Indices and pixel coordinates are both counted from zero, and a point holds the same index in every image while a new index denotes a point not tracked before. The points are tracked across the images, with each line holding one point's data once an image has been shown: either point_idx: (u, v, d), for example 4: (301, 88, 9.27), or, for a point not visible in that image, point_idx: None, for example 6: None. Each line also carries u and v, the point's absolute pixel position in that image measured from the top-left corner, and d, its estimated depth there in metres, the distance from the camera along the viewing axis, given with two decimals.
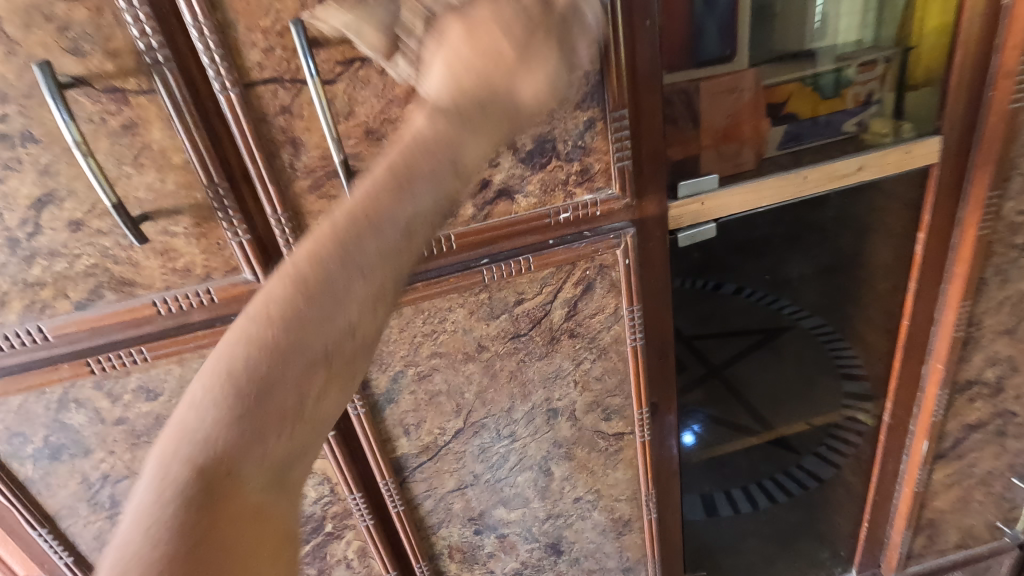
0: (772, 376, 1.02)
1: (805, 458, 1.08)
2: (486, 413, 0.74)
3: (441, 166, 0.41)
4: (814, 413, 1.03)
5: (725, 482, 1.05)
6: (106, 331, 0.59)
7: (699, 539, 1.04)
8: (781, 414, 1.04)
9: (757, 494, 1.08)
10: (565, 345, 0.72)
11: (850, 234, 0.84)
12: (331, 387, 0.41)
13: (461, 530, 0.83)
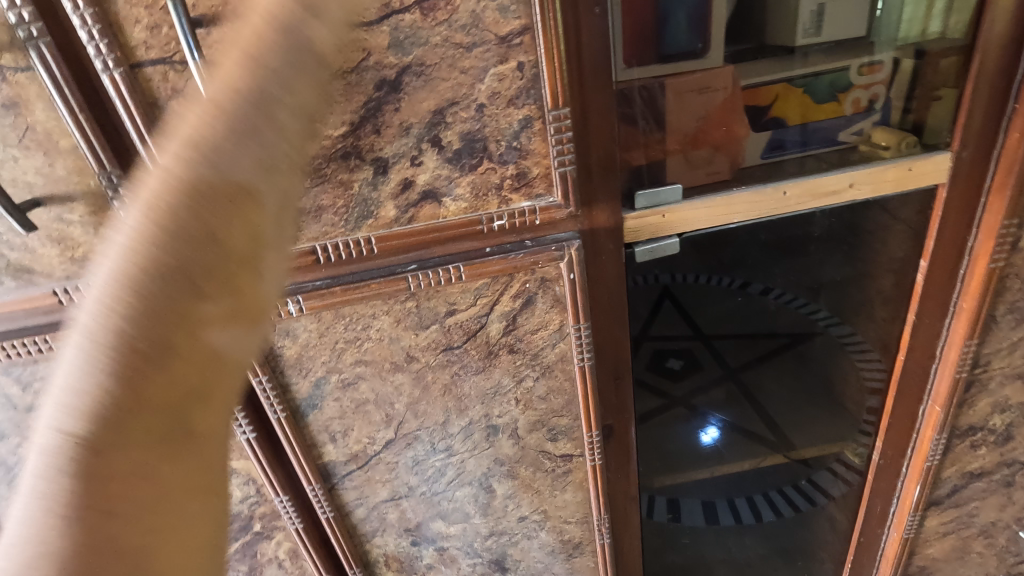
0: (792, 386, 0.86)
1: (817, 473, 0.94)
2: (419, 425, 0.69)
3: (269, 192, 0.28)
4: (830, 429, 0.90)
5: (728, 490, 0.94)
6: (11, 317, 0.57)
7: (689, 544, 0.97)
8: (797, 426, 0.90)
9: (760, 517, 0.97)
10: (504, 360, 0.66)
11: (845, 256, 0.75)
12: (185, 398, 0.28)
13: (397, 540, 0.79)
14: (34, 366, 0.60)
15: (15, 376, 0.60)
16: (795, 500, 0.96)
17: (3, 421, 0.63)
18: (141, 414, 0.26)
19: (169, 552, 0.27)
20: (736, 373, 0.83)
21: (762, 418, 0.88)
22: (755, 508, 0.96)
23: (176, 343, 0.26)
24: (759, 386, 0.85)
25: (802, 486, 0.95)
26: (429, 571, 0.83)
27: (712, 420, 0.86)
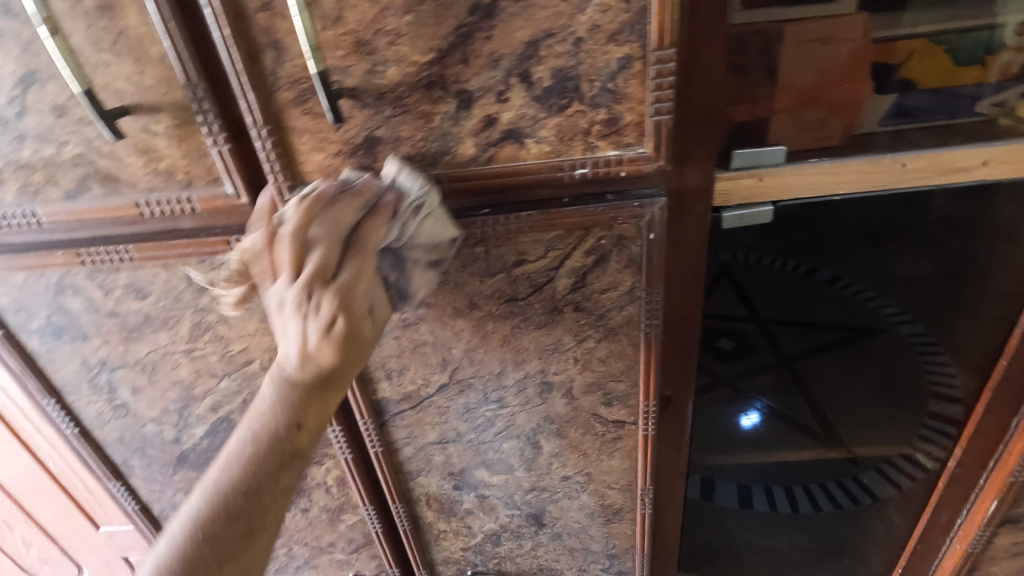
0: (850, 382, 0.80)
1: (864, 472, 0.89)
2: (475, 372, 0.69)
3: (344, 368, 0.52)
4: (887, 434, 0.85)
5: (767, 478, 0.90)
6: (97, 223, 0.59)
7: (719, 528, 0.96)
8: (853, 426, 0.84)
9: (796, 507, 0.94)
10: (568, 318, 0.64)
11: (961, 237, 0.67)
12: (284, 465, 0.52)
13: (440, 482, 0.80)
14: (115, 274, 0.62)
15: (97, 282, 0.63)
16: (837, 496, 0.92)
17: (85, 323, 0.66)
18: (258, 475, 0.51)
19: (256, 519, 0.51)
20: (790, 359, 0.77)
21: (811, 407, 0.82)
22: (792, 499, 0.93)
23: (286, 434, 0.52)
24: (815, 374, 0.79)
25: (847, 486, 0.91)
26: (468, 516, 0.85)
27: (756, 405, 0.81)
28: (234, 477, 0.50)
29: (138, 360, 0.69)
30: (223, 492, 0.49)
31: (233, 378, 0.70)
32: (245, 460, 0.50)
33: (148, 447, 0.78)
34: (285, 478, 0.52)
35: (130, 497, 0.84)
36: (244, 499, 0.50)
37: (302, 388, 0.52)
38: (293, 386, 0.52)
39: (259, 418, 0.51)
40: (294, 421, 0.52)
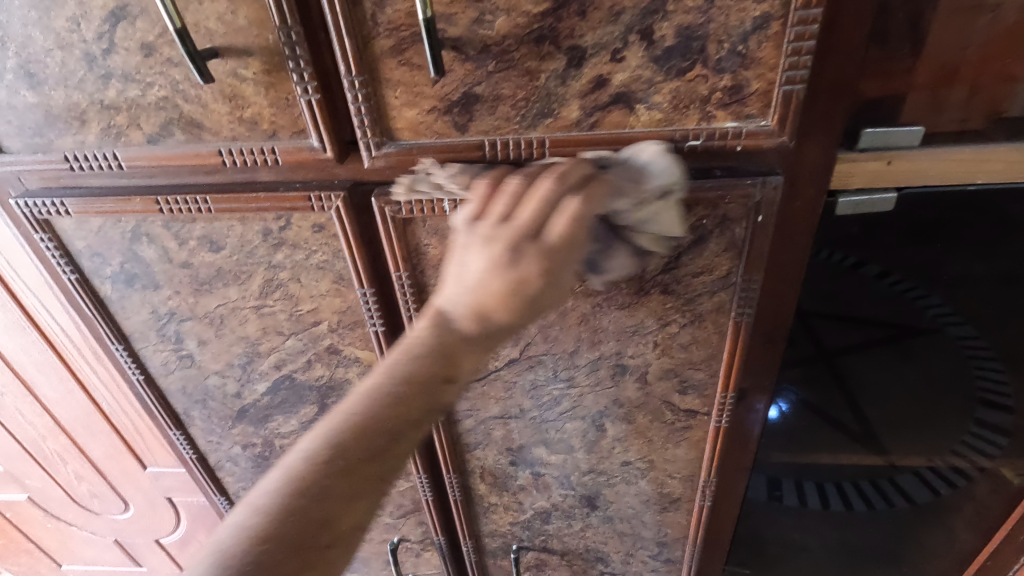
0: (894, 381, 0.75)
1: (901, 474, 0.85)
2: (547, 350, 0.66)
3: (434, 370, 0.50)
4: (927, 438, 0.81)
5: (801, 472, 0.85)
6: (177, 171, 0.57)
7: (754, 523, 0.93)
8: (895, 431, 0.80)
9: (827, 506, 0.89)
10: (654, 300, 0.60)
11: None
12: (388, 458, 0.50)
13: (497, 457, 0.79)
14: (191, 224, 0.61)
15: (172, 232, 0.61)
16: (869, 496, 0.88)
17: (158, 272, 0.65)
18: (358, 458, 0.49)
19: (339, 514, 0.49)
20: (831, 357, 0.69)
21: (850, 409, 0.76)
22: (825, 496, 0.88)
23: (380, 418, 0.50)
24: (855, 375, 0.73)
25: (884, 489, 0.87)
26: (521, 492, 0.83)
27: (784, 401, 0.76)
28: (318, 461, 0.48)
29: (207, 313, 0.68)
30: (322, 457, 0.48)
31: (300, 338, 0.69)
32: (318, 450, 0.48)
33: (210, 399, 0.78)
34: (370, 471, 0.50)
35: (189, 446, 0.85)
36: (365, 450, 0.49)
37: (456, 347, 0.50)
38: (419, 356, 0.50)
39: (359, 399, 0.50)
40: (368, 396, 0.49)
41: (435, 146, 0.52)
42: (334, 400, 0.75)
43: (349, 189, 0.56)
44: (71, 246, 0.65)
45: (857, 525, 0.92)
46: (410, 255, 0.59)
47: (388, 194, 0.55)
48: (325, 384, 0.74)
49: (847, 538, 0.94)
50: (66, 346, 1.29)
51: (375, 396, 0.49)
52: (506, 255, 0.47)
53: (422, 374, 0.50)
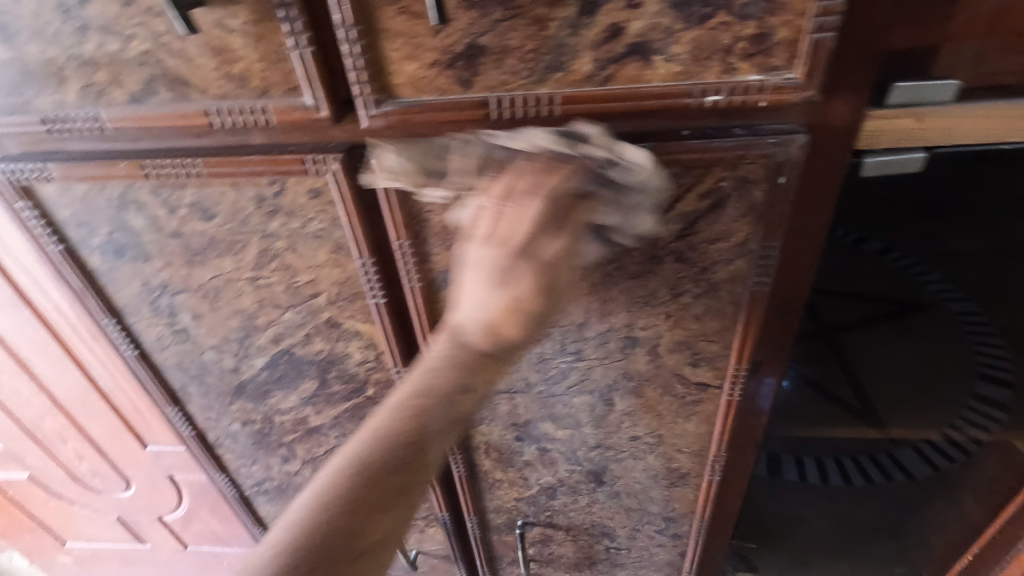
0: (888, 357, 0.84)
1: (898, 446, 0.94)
2: (555, 322, 0.63)
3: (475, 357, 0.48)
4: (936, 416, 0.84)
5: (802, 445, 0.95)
6: (164, 133, 0.54)
7: (756, 494, 1.02)
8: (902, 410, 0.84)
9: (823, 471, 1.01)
10: (667, 269, 0.58)
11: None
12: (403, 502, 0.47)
13: (502, 432, 0.77)
14: (181, 191, 0.58)
15: (162, 199, 0.58)
16: (860, 457, 1.00)
17: (148, 243, 0.62)
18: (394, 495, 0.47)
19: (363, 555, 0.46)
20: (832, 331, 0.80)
21: (853, 384, 0.82)
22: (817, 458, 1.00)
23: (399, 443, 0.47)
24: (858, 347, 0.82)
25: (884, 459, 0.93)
26: (526, 468, 0.82)
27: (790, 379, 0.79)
28: (315, 513, 0.44)
29: (201, 286, 0.66)
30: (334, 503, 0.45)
31: (298, 311, 0.67)
32: (333, 479, 0.46)
33: (206, 375, 0.76)
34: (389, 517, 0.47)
35: (187, 422, 0.83)
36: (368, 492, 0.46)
37: (473, 354, 0.48)
38: (441, 369, 0.48)
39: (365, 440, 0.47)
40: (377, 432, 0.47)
41: (437, 104, 0.49)
42: (335, 374, 0.73)
43: (346, 151, 0.53)
44: (56, 215, 0.62)
45: (853, 483, 1.02)
46: (412, 221, 0.56)
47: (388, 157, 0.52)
48: (325, 359, 0.71)
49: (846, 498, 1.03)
50: (60, 324, 1.27)
51: (383, 442, 0.46)
52: (500, 269, 0.45)
53: (459, 372, 0.48)
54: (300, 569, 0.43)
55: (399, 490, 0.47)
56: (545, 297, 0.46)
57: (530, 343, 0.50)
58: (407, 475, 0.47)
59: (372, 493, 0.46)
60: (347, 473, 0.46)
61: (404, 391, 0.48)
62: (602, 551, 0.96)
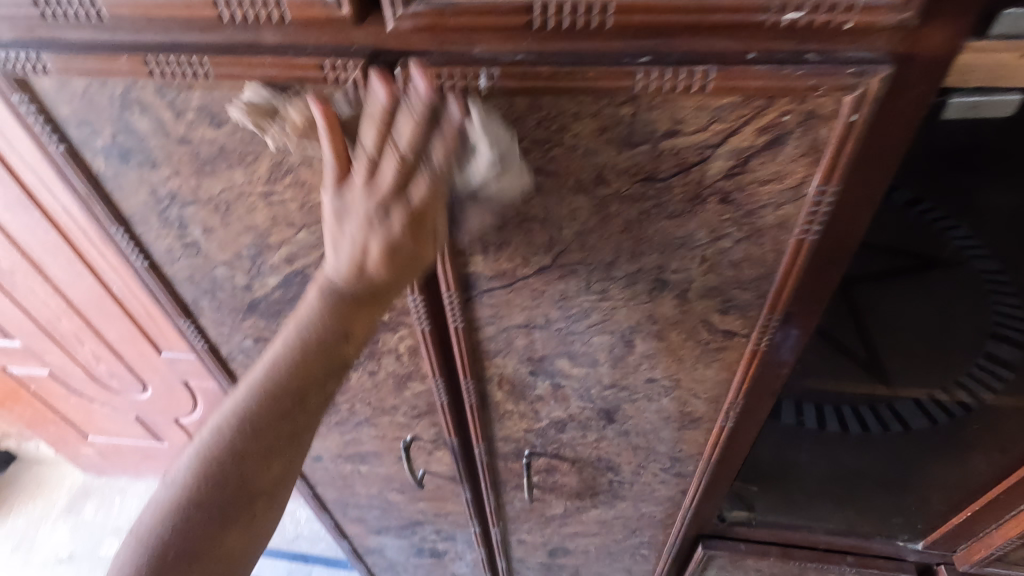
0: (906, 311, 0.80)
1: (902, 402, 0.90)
2: (582, 259, 0.60)
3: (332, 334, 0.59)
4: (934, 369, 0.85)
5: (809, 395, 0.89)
6: (168, 26, 0.49)
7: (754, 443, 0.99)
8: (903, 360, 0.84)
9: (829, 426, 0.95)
10: (710, 210, 0.53)
11: None
12: (274, 450, 0.62)
13: (516, 365, 0.76)
14: (187, 92, 0.53)
15: (167, 102, 0.54)
16: (868, 420, 0.93)
17: (153, 149, 0.58)
18: (272, 441, 0.61)
19: (266, 472, 0.62)
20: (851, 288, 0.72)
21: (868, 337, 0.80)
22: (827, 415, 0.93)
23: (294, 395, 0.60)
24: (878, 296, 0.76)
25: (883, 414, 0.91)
26: (538, 401, 0.81)
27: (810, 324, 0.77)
28: (234, 412, 0.60)
29: (212, 198, 0.62)
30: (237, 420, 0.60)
31: (313, 231, 0.63)
32: (236, 407, 0.60)
33: (218, 290, 0.75)
34: (275, 461, 0.62)
35: (200, 336, 0.83)
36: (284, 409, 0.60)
37: (350, 300, 0.57)
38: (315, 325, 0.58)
39: (247, 395, 0.60)
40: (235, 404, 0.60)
41: (472, 9, 0.43)
42: None
43: (368, 58, 0.48)
44: (54, 112, 0.57)
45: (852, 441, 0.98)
46: None
47: (415, 67, 0.46)
48: None
49: (846, 451, 0.99)
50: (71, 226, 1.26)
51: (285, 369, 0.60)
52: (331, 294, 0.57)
53: (324, 348, 0.59)
54: (224, 484, 0.61)
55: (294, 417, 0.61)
56: (326, 353, 0.59)
57: (379, 306, 0.59)
58: (296, 438, 0.63)
59: (272, 434, 0.61)
60: (242, 407, 0.60)
61: (279, 345, 0.60)
62: (605, 483, 0.98)
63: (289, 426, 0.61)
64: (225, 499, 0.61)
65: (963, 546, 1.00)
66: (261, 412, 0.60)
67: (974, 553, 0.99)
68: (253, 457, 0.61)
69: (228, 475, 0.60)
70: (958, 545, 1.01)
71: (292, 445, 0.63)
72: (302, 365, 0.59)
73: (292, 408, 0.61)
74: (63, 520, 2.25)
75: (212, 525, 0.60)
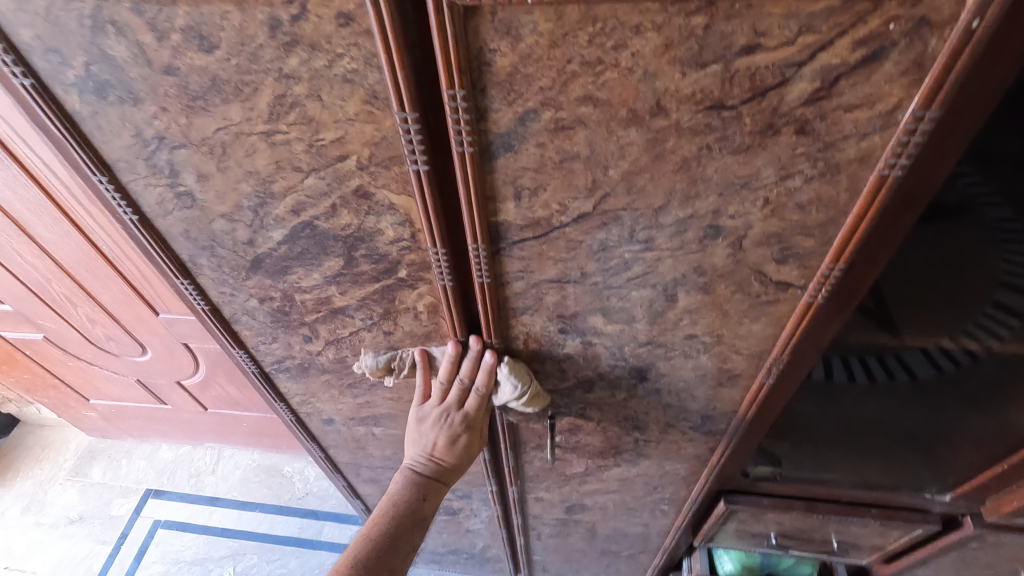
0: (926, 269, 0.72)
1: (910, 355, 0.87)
2: (628, 204, 0.53)
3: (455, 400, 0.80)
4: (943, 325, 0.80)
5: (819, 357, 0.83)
6: None
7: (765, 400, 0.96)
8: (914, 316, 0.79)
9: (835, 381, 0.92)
10: (782, 143, 0.46)
11: None
12: (434, 496, 0.83)
13: (545, 323, 0.70)
14: (170, 8, 0.44)
15: (147, 21, 0.45)
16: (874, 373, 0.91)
17: (135, 80, 0.50)
18: (415, 519, 0.81)
19: (400, 553, 0.78)
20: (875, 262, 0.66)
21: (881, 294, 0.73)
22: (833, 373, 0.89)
23: (414, 505, 0.81)
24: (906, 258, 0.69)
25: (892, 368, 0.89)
26: (566, 360, 0.76)
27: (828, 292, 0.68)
28: (393, 500, 0.81)
29: (205, 140, 0.55)
30: (395, 505, 0.80)
31: (322, 177, 0.56)
32: (392, 508, 0.80)
33: (217, 246, 0.68)
34: (417, 525, 0.81)
35: (199, 296, 0.76)
36: (417, 505, 0.81)
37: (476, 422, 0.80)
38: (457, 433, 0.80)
39: (399, 483, 0.83)
40: (391, 489, 0.82)
41: None
42: (364, 253, 0.64)
43: None
44: (14, 36, 0.49)
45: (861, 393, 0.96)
46: (469, 64, 0.44)
47: None
48: (353, 235, 0.62)
49: (864, 403, 0.97)
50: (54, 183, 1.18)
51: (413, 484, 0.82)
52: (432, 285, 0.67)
53: (474, 420, 0.79)
54: (405, 517, 0.80)
55: (427, 500, 0.82)
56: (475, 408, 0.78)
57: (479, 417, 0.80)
58: (416, 529, 0.81)
59: (405, 517, 0.80)
60: (397, 498, 0.81)
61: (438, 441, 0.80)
62: (630, 442, 0.94)
63: (416, 511, 0.81)
64: (404, 526, 0.79)
65: (992, 498, 0.98)
66: (395, 522, 0.79)
67: (1004, 505, 0.96)
68: (402, 528, 0.79)
69: (404, 525, 0.79)
70: (987, 497, 0.98)
71: (416, 519, 0.81)
72: (440, 450, 0.81)
73: (410, 514, 0.80)
74: (70, 483, 2.24)
75: (382, 547, 0.76)
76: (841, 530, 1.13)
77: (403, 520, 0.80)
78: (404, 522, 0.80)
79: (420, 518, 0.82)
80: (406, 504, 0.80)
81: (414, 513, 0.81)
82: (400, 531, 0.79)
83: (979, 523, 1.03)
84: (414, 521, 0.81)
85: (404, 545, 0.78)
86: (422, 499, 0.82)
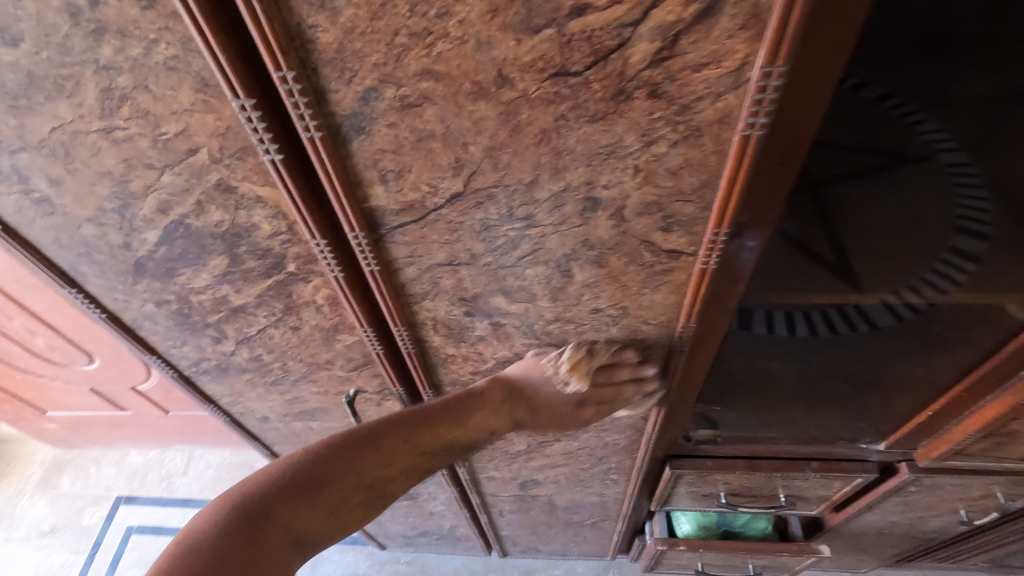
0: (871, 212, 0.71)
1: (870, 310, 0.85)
2: (498, 181, 0.51)
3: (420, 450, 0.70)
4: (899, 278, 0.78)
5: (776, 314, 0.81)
6: None
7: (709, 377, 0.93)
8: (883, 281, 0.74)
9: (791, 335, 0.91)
10: (637, 108, 0.44)
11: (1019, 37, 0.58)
12: (309, 512, 0.61)
13: (449, 308, 0.68)
14: None
15: None
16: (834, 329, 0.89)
17: None
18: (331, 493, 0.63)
19: (310, 512, 0.61)
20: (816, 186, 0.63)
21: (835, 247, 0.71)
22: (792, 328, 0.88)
23: (349, 497, 0.64)
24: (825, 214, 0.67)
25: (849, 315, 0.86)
26: (480, 343, 0.75)
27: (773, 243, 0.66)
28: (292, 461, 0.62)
29: (43, 141, 0.51)
30: (259, 495, 0.59)
31: (179, 173, 0.53)
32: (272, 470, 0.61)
33: (94, 252, 0.64)
34: (317, 514, 0.62)
35: (92, 304, 0.73)
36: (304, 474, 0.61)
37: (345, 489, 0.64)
38: (321, 458, 0.63)
39: (292, 462, 0.62)
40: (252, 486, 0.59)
41: None
42: (246, 249, 0.62)
43: None
44: None
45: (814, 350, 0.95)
46: (292, 43, 0.41)
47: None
48: (229, 232, 0.60)
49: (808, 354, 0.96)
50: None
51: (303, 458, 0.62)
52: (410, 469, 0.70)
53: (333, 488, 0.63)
54: (288, 495, 0.60)
55: (327, 494, 0.63)
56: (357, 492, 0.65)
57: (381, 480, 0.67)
58: (354, 492, 0.65)
59: (319, 509, 0.62)
60: (286, 469, 0.61)
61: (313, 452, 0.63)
62: None
63: (319, 506, 0.61)
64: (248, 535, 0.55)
65: (923, 444, 1.01)
66: (280, 488, 0.60)
67: (934, 450, 0.99)
68: (297, 491, 0.60)
69: (292, 492, 0.60)
70: (918, 443, 1.01)
71: (356, 505, 0.65)
72: (381, 470, 0.67)
73: (252, 517, 0.57)
74: (38, 495, 2.20)
75: (255, 516, 0.57)
76: (786, 484, 1.16)
77: (261, 521, 0.57)
78: (293, 484, 0.60)
79: (349, 506, 0.65)
80: (251, 508, 0.57)
81: (342, 498, 0.64)
82: (311, 501, 0.61)
83: (914, 468, 1.06)
84: (311, 508, 0.61)
85: (357, 515, 0.66)
86: (311, 509, 0.61)
